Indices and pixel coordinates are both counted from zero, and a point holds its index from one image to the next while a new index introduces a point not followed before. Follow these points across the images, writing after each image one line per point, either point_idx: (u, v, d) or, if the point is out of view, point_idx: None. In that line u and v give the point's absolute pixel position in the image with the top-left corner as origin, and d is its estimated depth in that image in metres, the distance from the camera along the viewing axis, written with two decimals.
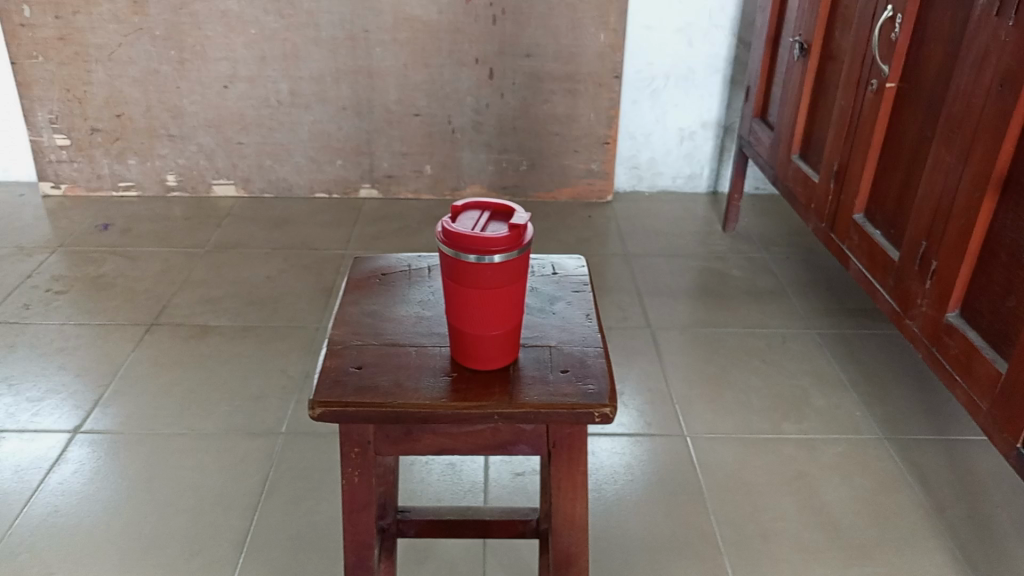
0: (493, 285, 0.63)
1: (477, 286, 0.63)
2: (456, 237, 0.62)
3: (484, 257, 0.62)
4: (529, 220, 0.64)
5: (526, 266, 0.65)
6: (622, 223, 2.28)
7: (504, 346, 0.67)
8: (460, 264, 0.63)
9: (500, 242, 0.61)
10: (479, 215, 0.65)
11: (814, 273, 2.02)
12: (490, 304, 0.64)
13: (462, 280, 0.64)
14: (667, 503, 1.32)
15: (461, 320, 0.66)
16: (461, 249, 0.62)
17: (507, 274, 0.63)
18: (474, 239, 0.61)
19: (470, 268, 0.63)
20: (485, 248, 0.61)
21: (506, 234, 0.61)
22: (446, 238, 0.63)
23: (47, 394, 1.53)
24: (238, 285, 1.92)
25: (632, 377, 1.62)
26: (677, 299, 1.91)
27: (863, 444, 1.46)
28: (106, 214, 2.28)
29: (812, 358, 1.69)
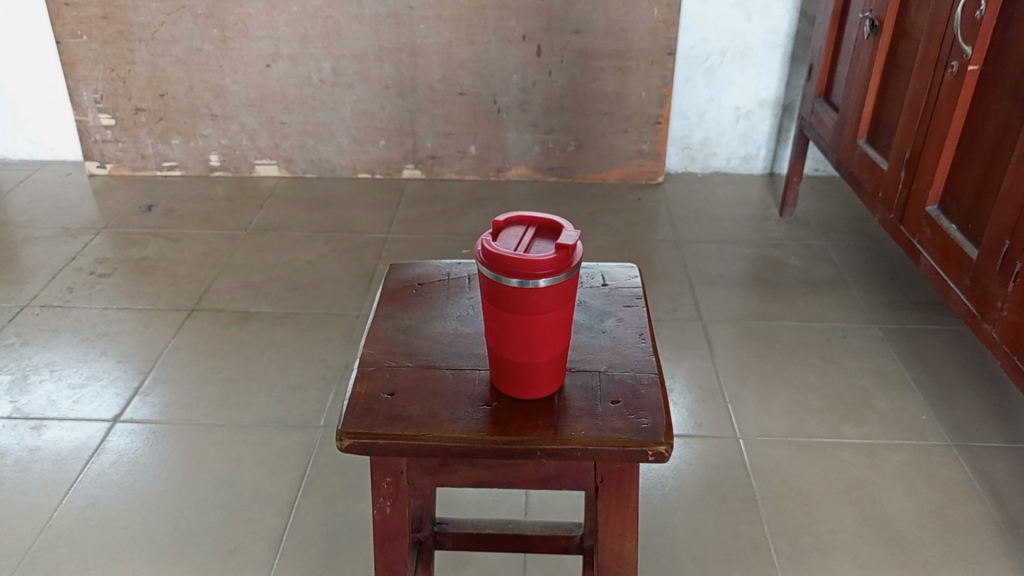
0: (537, 311, 0.57)
1: (518, 312, 0.58)
2: (497, 259, 0.56)
3: (527, 281, 0.56)
4: (578, 238, 0.58)
5: (574, 288, 0.59)
6: (673, 207, 2.20)
7: (549, 375, 0.61)
8: (501, 288, 0.57)
9: (546, 265, 0.55)
10: (523, 232, 0.59)
11: (877, 263, 1.91)
12: (533, 331, 0.59)
13: (503, 305, 0.58)
14: (718, 511, 1.25)
15: (503, 347, 0.60)
16: (501, 272, 0.56)
17: (553, 300, 0.58)
18: (517, 262, 0.55)
19: (511, 294, 0.57)
20: (529, 271, 0.55)
21: (552, 256, 0.55)
22: (487, 259, 0.57)
23: (88, 380, 1.52)
24: (279, 269, 1.89)
25: (681, 372, 1.55)
26: (730, 288, 1.82)
27: (929, 451, 1.37)
28: (150, 194, 2.27)
29: (874, 356, 1.60)
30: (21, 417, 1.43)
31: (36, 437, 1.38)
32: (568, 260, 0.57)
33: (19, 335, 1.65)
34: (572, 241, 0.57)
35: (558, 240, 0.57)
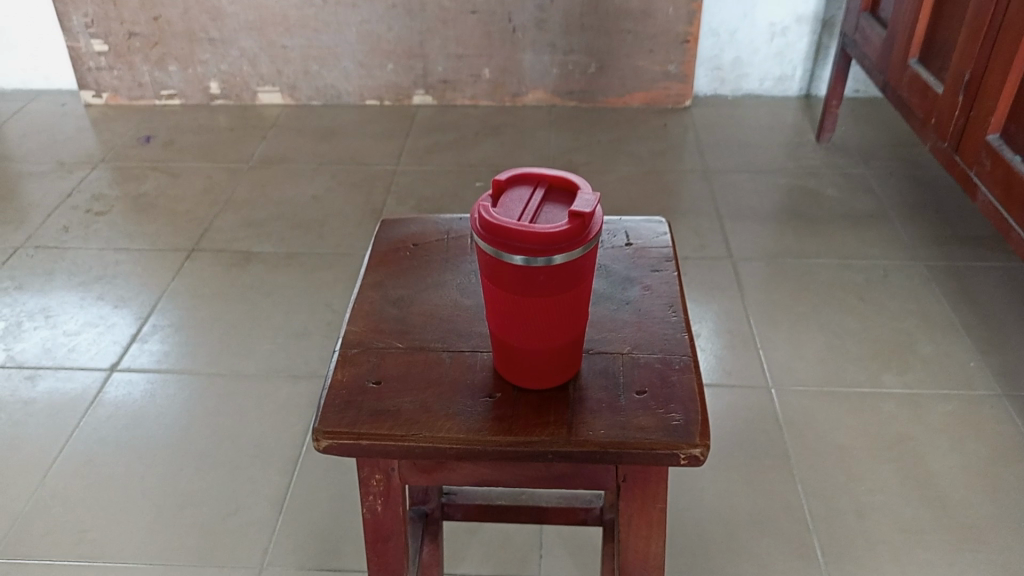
0: (546, 292, 0.48)
1: (525, 294, 0.48)
2: (497, 230, 0.46)
3: (535, 258, 0.45)
4: (599, 201, 0.47)
5: (591, 262, 0.49)
6: (701, 134, 2.06)
7: (562, 362, 0.52)
8: (503, 266, 0.47)
9: (558, 239, 0.45)
10: (531, 194, 0.48)
11: (922, 194, 1.77)
12: (544, 314, 0.49)
13: (505, 285, 0.48)
14: (748, 470, 1.16)
15: (507, 332, 0.50)
16: (503, 247, 0.46)
17: (567, 279, 0.47)
18: (523, 236, 0.45)
19: (516, 273, 0.47)
20: (537, 246, 0.45)
21: (566, 227, 0.45)
22: (485, 230, 0.46)
23: (85, 326, 1.45)
24: (283, 205, 1.80)
25: (709, 316, 1.45)
26: (763, 223, 1.70)
27: (977, 401, 1.26)
28: (148, 125, 2.16)
29: (918, 297, 1.48)
30: (15, 366, 1.37)
31: (31, 389, 1.32)
32: (586, 231, 0.46)
33: (14, 278, 1.57)
34: (592, 206, 0.46)
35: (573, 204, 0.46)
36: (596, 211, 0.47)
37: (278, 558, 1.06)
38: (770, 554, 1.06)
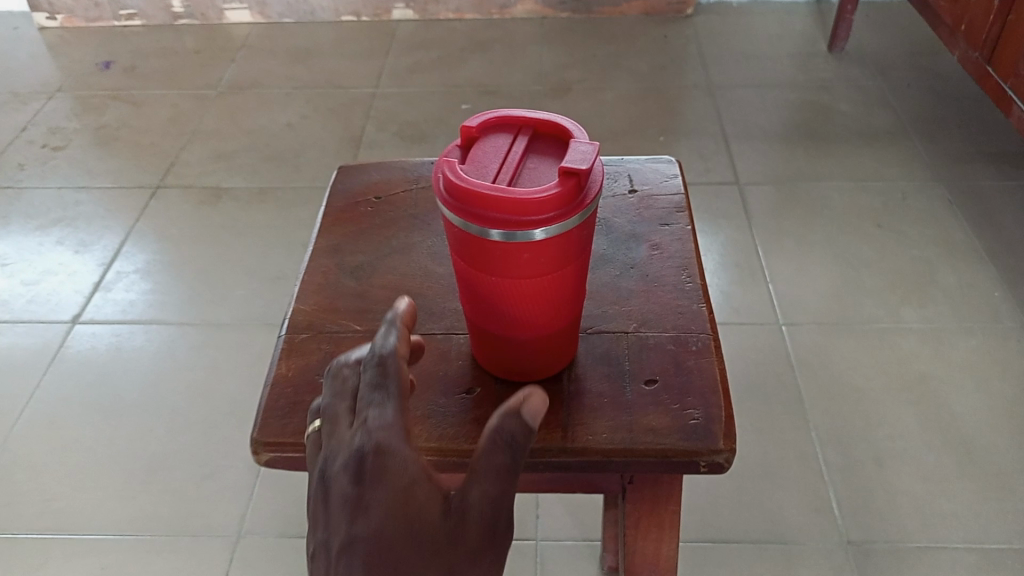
0: (532, 272, 0.38)
1: (505, 274, 0.38)
2: (464, 199, 0.36)
3: (516, 233, 0.36)
4: (598, 154, 0.37)
5: (588, 231, 0.39)
6: (704, 46, 1.91)
7: (553, 350, 0.43)
8: (476, 242, 0.37)
9: (545, 208, 0.35)
10: (508, 147, 0.39)
11: (942, 106, 1.65)
12: (531, 296, 0.40)
13: (480, 265, 0.38)
14: (758, 416, 1.09)
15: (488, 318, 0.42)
16: (474, 219, 0.36)
17: (558, 253, 0.38)
18: (498, 204, 0.35)
19: (493, 250, 0.37)
20: (518, 217, 0.35)
21: (553, 193, 0.35)
22: (450, 197, 0.36)
23: (44, 275, 1.35)
24: (254, 135, 1.67)
25: (715, 247, 1.35)
26: (771, 143, 1.58)
27: (1003, 335, 1.17)
28: (108, 49, 2.01)
29: (939, 221, 1.38)
30: None
31: None
32: (582, 194, 0.36)
33: None
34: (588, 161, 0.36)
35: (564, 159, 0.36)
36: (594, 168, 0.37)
37: (257, 526, 0.99)
38: (783, 508, 0.98)
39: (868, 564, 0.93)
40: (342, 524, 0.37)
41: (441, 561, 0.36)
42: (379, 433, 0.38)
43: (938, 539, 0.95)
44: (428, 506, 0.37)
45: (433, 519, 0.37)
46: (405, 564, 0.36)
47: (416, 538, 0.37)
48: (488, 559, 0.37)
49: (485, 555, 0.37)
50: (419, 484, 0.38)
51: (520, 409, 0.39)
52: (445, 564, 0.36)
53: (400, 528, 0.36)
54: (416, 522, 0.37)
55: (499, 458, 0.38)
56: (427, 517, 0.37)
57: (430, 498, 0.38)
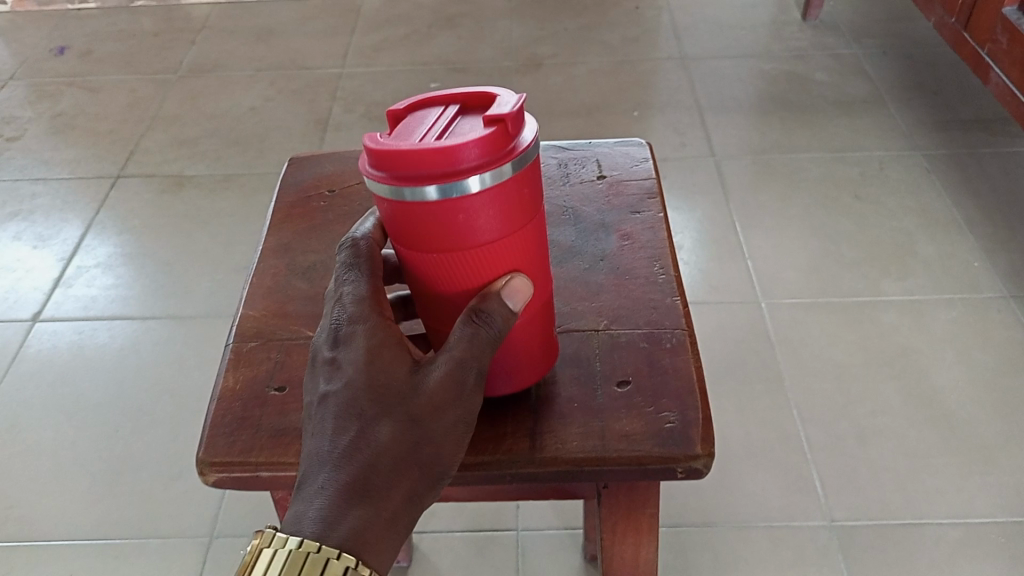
0: (477, 231, 0.36)
1: (446, 236, 0.36)
2: (388, 163, 0.33)
3: (448, 187, 0.33)
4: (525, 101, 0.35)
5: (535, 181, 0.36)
6: (677, 16, 1.88)
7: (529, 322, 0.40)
8: (411, 207, 0.35)
9: (471, 153, 0.33)
10: (434, 112, 0.36)
11: (918, 73, 1.63)
12: (482, 262, 0.38)
13: (421, 233, 0.36)
14: (740, 396, 1.07)
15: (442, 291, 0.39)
16: (402, 181, 0.33)
17: (501, 211, 0.36)
18: (423, 157, 0.32)
19: (429, 212, 0.35)
20: (445, 169, 0.33)
21: (479, 137, 0.32)
22: (374, 167, 0.34)
23: (0, 272, 1.30)
24: (216, 119, 1.62)
25: (693, 223, 1.33)
26: (746, 114, 1.56)
27: (983, 305, 1.16)
28: (63, 33, 1.94)
29: (917, 191, 1.36)
30: None
31: None
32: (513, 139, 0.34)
33: None
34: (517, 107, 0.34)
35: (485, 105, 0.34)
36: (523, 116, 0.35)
37: (229, 527, 0.96)
38: (765, 491, 0.97)
39: (853, 544, 0.92)
40: (320, 385, 0.40)
41: (406, 415, 0.38)
42: (351, 302, 0.41)
43: (922, 516, 0.94)
44: (398, 361, 0.39)
45: (400, 373, 0.38)
46: (370, 412, 0.38)
47: (381, 390, 0.38)
48: (457, 417, 0.38)
49: (446, 409, 0.38)
50: (386, 345, 0.39)
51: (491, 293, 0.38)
52: (409, 416, 0.38)
53: (366, 384, 0.38)
54: (381, 376, 0.38)
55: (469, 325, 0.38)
56: (395, 372, 0.38)
57: (396, 357, 0.39)
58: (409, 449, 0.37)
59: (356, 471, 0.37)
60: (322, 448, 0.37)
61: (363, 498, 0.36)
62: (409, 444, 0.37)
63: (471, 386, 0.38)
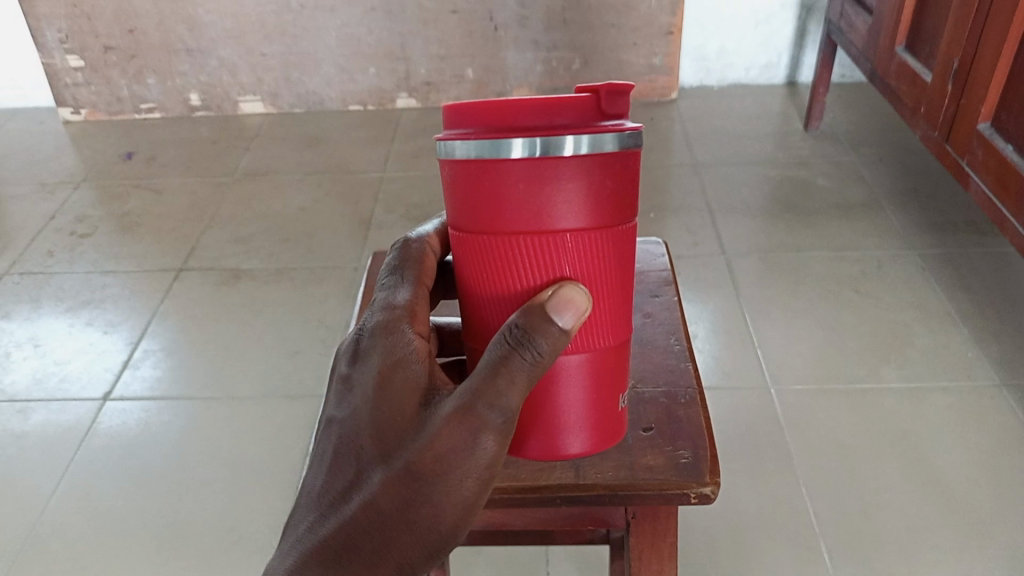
0: (559, 204, 0.42)
1: (530, 207, 0.42)
2: (485, 121, 0.40)
3: (541, 140, 0.39)
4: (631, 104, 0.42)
5: (617, 185, 0.42)
6: (688, 127, 2.06)
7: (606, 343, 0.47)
8: (503, 167, 0.41)
9: (565, 114, 0.39)
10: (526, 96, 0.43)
11: (911, 179, 1.77)
12: (563, 248, 0.44)
13: (506, 203, 0.42)
14: (752, 473, 1.16)
15: (524, 273, 0.45)
16: (501, 134, 0.40)
17: (585, 202, 0.42)
18: (522, 108, 0.39)
19: (518, 176, 0.41)
20: (541, 124, 0.39)
21: (572, 101, 0.39)
22: (475, 128, 0.41)
23: (75, 354, 1.43)
24: (269, 218, 1.78)
25: (706, 315, 1.44)
26: (754, 216, 1.70)
27: (977, 392, 1.25)
28: (129, 141, 2.14)
29: (914, 287, 1.48)
30: (7, 399, 1.34)
31: (23, 422, 1.30)
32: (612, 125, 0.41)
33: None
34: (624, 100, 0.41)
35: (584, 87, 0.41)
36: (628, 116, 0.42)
37: None
38: (777, 560, 1.05)
39: None
40: (342, 419, 0.49)
41: (403, 465, 0.45)
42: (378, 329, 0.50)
43: None
44: (402, 410, 0.47)
45: (399, 424, 0.46)
46: (370, 462, 0.47)
47: (386, 433, 0.46)
48: (446, 475, 0.45)
49: (436, 471, 0.45)
50: (400, 388, 0.47)
51: (545, 298, 0.44)
52: (405, 466, 0.45)
53: (374, 427, 0.47)
54: (383, 426, 0.47)
55: (504, 347, 0.44)
56: (395, 424, 0.46)
57: (407, 403, 0.46)
58: (400, 498, 0.45)
59: (349, 512, 0.47)
60: (333, 489, 0.48)
61: (355, 536, 0.47)
62: (401, 495, 0.45)
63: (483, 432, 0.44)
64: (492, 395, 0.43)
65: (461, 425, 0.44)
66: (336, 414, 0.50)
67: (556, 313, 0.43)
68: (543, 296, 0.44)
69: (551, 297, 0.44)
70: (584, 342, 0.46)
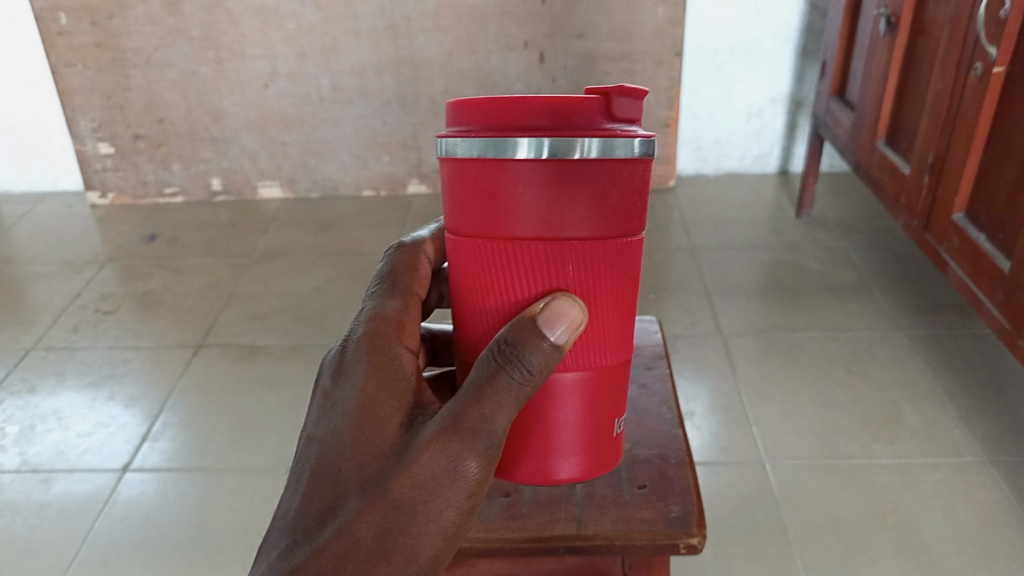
0: (564, 208, 0.48)
1: (538, 211, 0.48)
2: (501, 117, 0.46)
3: (552, 137, 0.46)
4: (641, 106, 0.48)
5: (617, 198, 0.49)
6: (685, 213, 2.16)
7: (602, 362, 0.54)
8: (514, 166, 0.47)
9: (578, 115, 0.46)
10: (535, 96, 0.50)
11: (899, 264, 1.86)
12: (565, 254, 0.50)
13: (512, 208, 0.48)
14: (749, 545, 1.19)
15: (530, 273, 0.51)
16: (516, 130, 0.46)
17: (590, 213, 0.48)
18: (538, 106, 0.45)
19: (527, 178, 0.47)
20: (555, 121, 0.46)
21: (585, 103, 0.45)
22: (491, 126, 0.47)
23: (96, 427, 1.49)
24: (285, 297, 1.86)
25: (704, 393, 1.50)
26: (749, 298, 1.77)
27: (964, 468, 1.30)
28: (152, 223, 2.24)
29: (903, 367, 1.54)
30: (30, 469, 1.39)
31: (45, 491, 1.35)
32: (622, 125, 0.47)
33: (25, 381, 1.61)
34: (633, 98, 0.47)
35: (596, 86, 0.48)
36: (638, 115, 0.48)
37: None
38: None
39: None
40: (323, 442, 0.55)
41: (384, 492, 0.51)
42: (363, 355, 0.57)
43: None
44: (386, 434, 0.53)
45: (382, 450, 0.53)
46: (352, 487, 0.53)
47: (370, 461, 0.53)
48: (425, 502, 0.51)
49: (415, 496, 0.51)
50: (386, 419, 0.54)
51: (542, 310, 0.50)
52: (387, 493, 0.51)
53: (357, 455, 0.53)
54: (366, 451, 0.53)
55: (491, 363, 0.50)
56: (379, 449, 0.53)
57: (391, 433, 0.53)
58: (379, 522, 0.51)
59: (327, 535, 0.52)
60: (313, 512, 0.54)
61: (328, 565, 0.52)
62: (380, 521, 0.51)
63: (465, 463, 0.50)
64: (476, 419, 0.50)
65: (446, 451, 0.50)
66: (316, 434, 0.56)
67: (549, 327, 0.49)
68: (539, 311, 0.50)
69: (549, 307, 0.50)
70: (583, 362, 0.53)
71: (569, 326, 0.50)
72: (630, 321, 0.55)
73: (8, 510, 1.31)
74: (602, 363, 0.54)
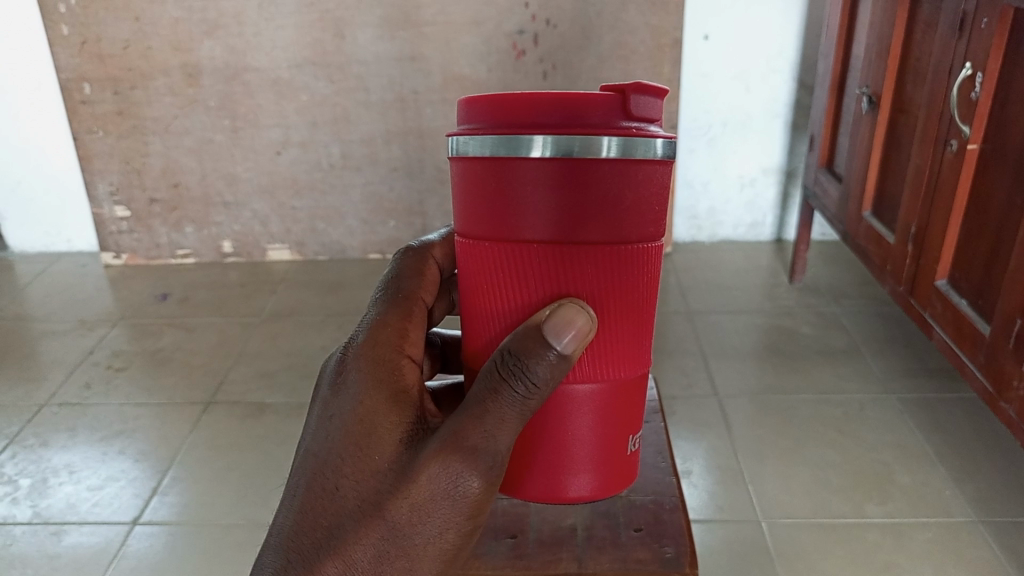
0: (573, 210, 0.53)
1: (549, 212, 0.53)
2: (513, 115, 0.51)
3: (566, 131, 0.50)
4: (657, 108, 0.53)
5: (623, 207, 0.53)
6: (682, 278, 2.23)
7: (611, 373, 0.59)
8: (525, 162, 0.51)
9: (591, 109, 0.50)
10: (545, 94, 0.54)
11: (889, 329, 1.92)
12: (572, 261, 0.55)
13: (524, 209, 0.53)
14: None
15: (540, 273, 0.55)
16: (530, 127, 0.51)
17: (599, 224, 0.53)
18: (549, 102, 0.50)
19: (538, 176, 0.52)
20: (568, 117, 0.50)
21: (598, 97, 0.50)
22: (505, 124, 0.52)
23: (106, 481, 1.52)
24: (292, 356, 1.91)
25: (700, 453, 1.54)
26: (744, 360, 1.83)
27: (955, 528, 1.33)
28: (163, 283, 2.31)
29: (894, 428, 1.58)
30: (41, 521, 1.43)
31: (56, 544, 1.37)
32: (637, 123, 0.52)
33: (37, 436, 1.65)
34: (648, 98, 0.52)
35: (613, 86, 0.52)
36: (656, 116, 0.53)
37: None
38: None
39: None
40: (320, 457, 0.59)
41: (386, 511, 0.56)
42: (363, 371, 0.62)
43: None
44: (387, 452, 0.58)
45: (383, 468, 0.57)
46: (354, 504, 0.57)
47: (372, 479, 0.57)
48: (423, 518, 0.56)
49: (415, 514, 0.56)
50: (385, 438, 0.58)
51: (549, 317, 0.54)
52: (389, 511, 0.56)
53: (359, 470, 0.58)
54: (365, 469, 0.58)
55: (496, 377, 0.55)
56: (379, 467, 0.57)
57: (390, 452, 0.58)
58: (379, 539, 0.56)
59: (327, 549, 0.57)
60: (310, 527, 0.58)
61: None
62: (382, 539, 0.56)
63: (465, 481, 0.55)
64: (479, 438, 0.55)
65: (449, 471, 0.55)
66: (314, 447, 0.60)
67: (556, 336, 0.54)
68: (544, 317, 0.54)
69: (555, 314, 0.54)
70: (592, 379, 0.59)
71: (578, 326, 0.54)
72: (638, 332, 0.59)
73: (19, 562, 1.34)
74: (614, 377, 0.59)
